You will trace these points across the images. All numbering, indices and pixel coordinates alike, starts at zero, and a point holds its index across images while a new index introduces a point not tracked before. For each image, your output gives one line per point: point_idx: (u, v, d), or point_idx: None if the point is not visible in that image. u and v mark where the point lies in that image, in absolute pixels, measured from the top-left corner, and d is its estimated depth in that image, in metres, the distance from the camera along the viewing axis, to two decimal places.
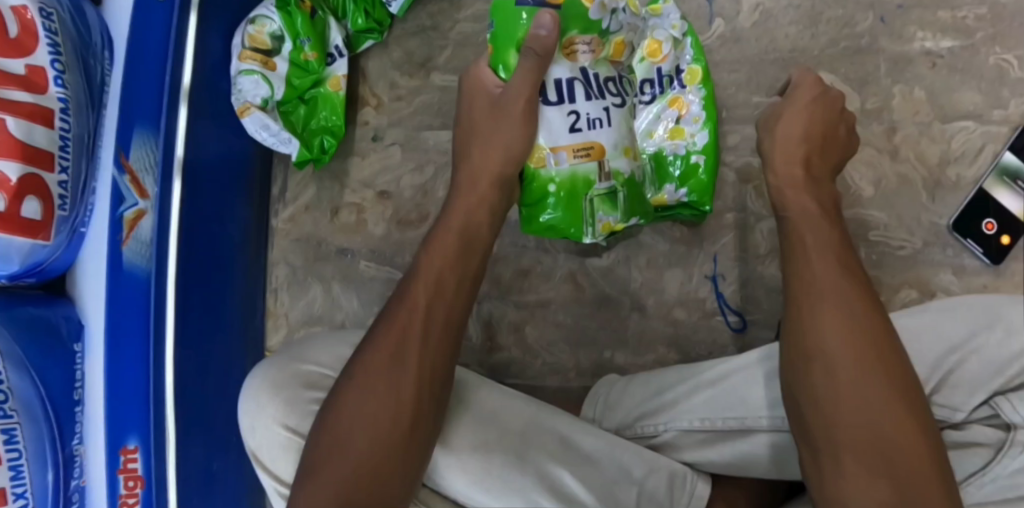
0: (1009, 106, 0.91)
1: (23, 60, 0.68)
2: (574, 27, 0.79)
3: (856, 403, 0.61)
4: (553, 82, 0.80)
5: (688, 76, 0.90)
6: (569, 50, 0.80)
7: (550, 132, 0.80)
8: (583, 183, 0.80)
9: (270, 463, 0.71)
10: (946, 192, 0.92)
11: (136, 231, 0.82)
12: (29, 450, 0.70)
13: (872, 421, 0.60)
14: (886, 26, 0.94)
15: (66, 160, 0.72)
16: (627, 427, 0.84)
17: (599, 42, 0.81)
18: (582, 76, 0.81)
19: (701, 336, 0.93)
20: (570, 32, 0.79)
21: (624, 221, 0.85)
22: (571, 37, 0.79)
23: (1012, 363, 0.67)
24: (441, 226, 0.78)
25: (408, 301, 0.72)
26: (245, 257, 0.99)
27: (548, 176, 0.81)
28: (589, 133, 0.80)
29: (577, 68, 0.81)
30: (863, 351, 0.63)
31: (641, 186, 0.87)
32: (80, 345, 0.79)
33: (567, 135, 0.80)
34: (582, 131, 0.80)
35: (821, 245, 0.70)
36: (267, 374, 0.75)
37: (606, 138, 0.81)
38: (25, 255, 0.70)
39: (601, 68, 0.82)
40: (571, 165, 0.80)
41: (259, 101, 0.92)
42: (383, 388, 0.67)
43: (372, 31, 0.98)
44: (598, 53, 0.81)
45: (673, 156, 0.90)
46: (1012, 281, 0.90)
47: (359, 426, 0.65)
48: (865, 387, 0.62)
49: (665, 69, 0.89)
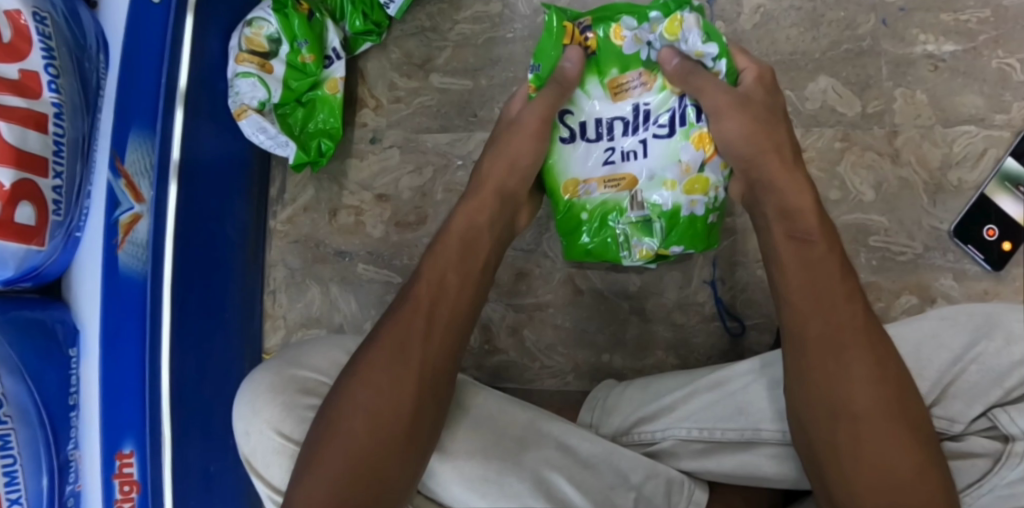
0: (1012, 110, 0.91)
1: (17, 65, 0.68)
2: (613, 68, 0.82)
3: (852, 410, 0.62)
4: (591, 123, 0.84)
5: None
6: (617, 89, 0.83)
7: (583, 166, 0.84)
8: (615, 211, 0.84)
9: (263, 469, 0.71)
10: (947, 197, 0.91)
11: (132, 234, 0.82)
12: (24, 455, 0.70)
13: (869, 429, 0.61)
14: (887, 28, 0.93)
15: (61, 165, 0.71)
16: (624, 434, 0.83)
17: (648, 74, 0.82)
18: (626, 115, 0.83)
19: (700, 340, 0.92)
20: (610, 73, 0.82)
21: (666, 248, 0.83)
22: (615, 78, 0.82)
23: (1012, 374, 0.66)
24: (445, 230, 0.77)
25: (411, 300, 0.72)
26: (243, 259, 0.99)
27: (582, 205, 0.85)
28: (623, 165, 0.83)
29: (621, 109, 0.83)
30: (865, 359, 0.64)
31: (697, 216, 0.82)
32: (75, 349, 0.79)
33: (601, 168, 0.84)
34: (615, 164, 0.84)
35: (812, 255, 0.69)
36: (263, 379, 0.75)
37: (641, 169, 0.83)
38: (20, 260, 0.70)
39: (654, 101, 0.82)
40: (602, 194, 0.84)
41: (256, 104, 0.92)
42: (384, 387, 0.66)
43: (370, 33, 0.98)
44: (649, 85, 0.82)
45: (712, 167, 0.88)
46: (1012, 286, 0.89)
47: (359, 425, 0.64)
48: (861, 394, 0.62)
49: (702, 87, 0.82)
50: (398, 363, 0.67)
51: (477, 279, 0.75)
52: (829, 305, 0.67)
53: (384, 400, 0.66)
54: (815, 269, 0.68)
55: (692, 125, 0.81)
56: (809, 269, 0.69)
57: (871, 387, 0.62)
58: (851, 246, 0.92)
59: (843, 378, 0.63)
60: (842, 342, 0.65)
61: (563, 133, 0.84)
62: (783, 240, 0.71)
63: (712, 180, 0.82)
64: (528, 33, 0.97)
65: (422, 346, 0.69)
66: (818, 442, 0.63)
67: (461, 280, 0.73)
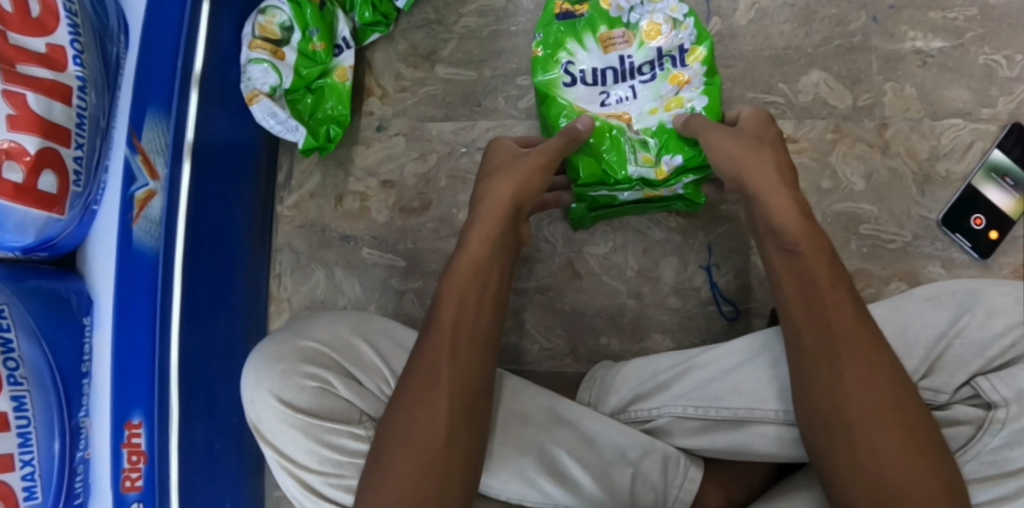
0: (998, 104, 0.94)
1: (43, 39, 0.71)
2: (602, 23, 0.89)
3: (868, 423, 0.64)
4: (588, 71, 0.88)
5: (690, 54, 0.87)
6: (605, 43, 0.89)
7: (582, 102, 0.88)
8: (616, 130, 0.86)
9: (271, 436, 0.75)
10: (935, 187, 0.94)
11: (146, 210, 0.84)
12: (37, 418, 0.72)
13: (868, 441, 0.63)
14: (878, 25, 0.97)
15: (82, 138, 0.74)
16: (621, 412, 0.85)
17: (630, 33, 0.89)
18: (616, 65, 0.89)
19: (695, 323, 0.95)
20: (600, 28, 0.89)
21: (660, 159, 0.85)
22: (603, 33, 0.89)
23: (995, 343, 0.69)
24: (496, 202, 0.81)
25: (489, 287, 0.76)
26: (251, 242, 1.02)
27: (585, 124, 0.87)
28: (617, 105, 0.88)
29: (610, 59, 0.89)
30: (870, 360, 0.65)
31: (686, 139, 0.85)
32: (89, 318, 0.81)
33: (600, 105, 0.88)
34: (611, 105, 0.88)
35: (810, 263, 0.71)
36: (268, 348, 0.77)
37: (633, 107, 0.88)
38: (40, 228, 0.73)
39: (637, 54, 0.88)
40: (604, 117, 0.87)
41: (267, 89, 0.95)
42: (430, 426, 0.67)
43: (378, 24, 1.02)
44: (631, 41, 0.88)
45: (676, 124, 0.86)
46: (999, 274, 0.92)
47: (406, 464, 0.66)
48: (878, 400, 0.64)
49: (664, 48, 0.87)
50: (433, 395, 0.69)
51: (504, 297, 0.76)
52: (828, 314, 0.68)
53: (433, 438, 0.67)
54: (817, 276, 0.70)
55: (670, 70, 0.87)
56: (807, 280, 0.70)
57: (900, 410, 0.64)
58: (842, 234, 0.95)
59: (840, 386, 0.65)
60: (841, 345, 0.66)
61: (564, 80, 0.88)
62: (780, 258, 0.73)
63: (686, 98, 0.86)
64: (531, 26, 1.01)
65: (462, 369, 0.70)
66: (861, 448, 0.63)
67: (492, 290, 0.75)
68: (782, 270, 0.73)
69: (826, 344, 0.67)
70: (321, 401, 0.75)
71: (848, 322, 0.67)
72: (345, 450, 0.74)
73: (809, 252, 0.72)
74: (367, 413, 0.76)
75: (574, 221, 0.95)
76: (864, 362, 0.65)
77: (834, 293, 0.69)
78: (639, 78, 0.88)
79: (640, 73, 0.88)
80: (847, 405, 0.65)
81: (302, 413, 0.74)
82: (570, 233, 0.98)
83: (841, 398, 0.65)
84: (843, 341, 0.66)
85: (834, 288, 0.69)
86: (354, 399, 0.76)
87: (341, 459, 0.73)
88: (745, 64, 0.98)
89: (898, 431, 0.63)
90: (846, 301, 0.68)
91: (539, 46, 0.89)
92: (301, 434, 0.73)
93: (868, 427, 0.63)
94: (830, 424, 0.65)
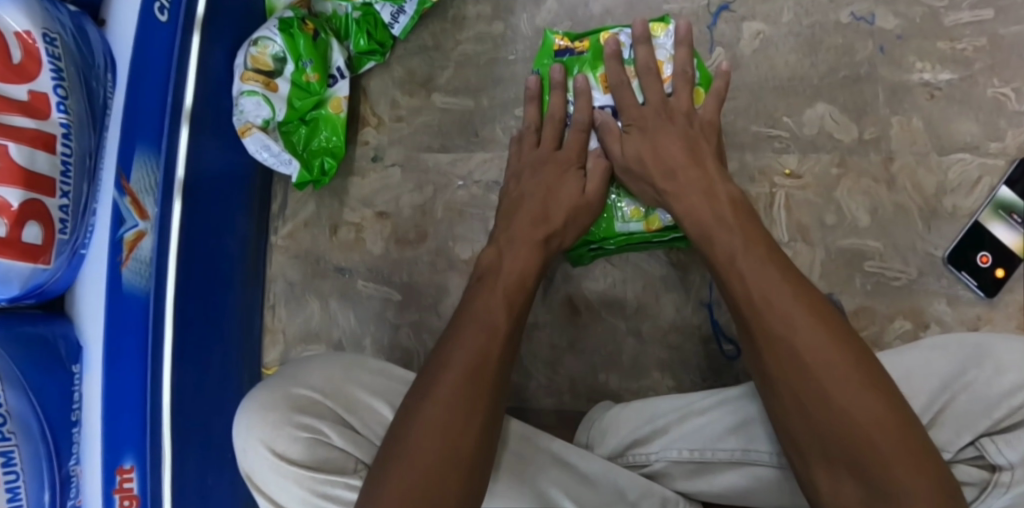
0: (1007, 137, 0.92)
1: (26, 86, 0.69)
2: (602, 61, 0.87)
3: (861, 444, 0.60)
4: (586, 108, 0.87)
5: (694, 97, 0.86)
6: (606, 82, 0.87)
7: None
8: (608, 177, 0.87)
9: (264, 485, 0.73)
10: (942, 223, 0.92)
11: (136, 251, 0.83)
12: (27, 471, 0.70)
13: (842, 413, 0.61)
14: (885, 55, 0.94)
15: (67, 185, 0.72)
16: (619, 456, 0.84)
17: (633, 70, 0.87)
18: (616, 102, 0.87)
19: (695, 361, 0.93)
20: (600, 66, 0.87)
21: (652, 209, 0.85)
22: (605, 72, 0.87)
23: (1002, 404, 0.67)
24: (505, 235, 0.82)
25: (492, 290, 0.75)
26: (244, 273, 1.00)
27: None
28: None
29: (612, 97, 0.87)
30: (824, 338, 0.63)
31: None
32: (79, 366, 0.79)
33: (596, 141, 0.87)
34: None
35: (750, 252, 0.70)
36: (259, 396, 0.75)
37: None
38: (26, 279, 0.70)
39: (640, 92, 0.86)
40: None
41: (260, 122, 0.93)
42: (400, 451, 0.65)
43: (374, 53, 1.00)
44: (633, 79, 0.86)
45: None
46: (1006, 313, 0.90)
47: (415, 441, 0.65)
48: (831, 383, 0.61)
49: None
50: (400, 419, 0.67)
51: (497, 304, 0.73)
52: (782, 302, 0.65)
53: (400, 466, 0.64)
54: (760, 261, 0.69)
55: None
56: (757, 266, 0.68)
57: (866, 392, 0.61)
58: (846, 271, 0.93)
59: (801, 365, 0.63)
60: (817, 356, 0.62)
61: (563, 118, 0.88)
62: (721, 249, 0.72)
63: None
64: (530, 54, 0.99)
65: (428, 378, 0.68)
66: (828, 429, 0.61)
67: (498, 286, 0.75)
68: (735, 283, 0.69)
69: (795, 358, 0.63)
70: (315, 452, 0.73)
71: (812, 330, 0.63)
72: (340, 501, 0.72)
73: (753, 250, 0.70)
74: (363, 461, 0.75)
75: (573, 258, 0.92)
76: (841, 375, 0.61)
77: (775, 279, 0.67)
78: None
79: None
80: (836, 424, 0.61)
81: (295, 464, 0.72)
82: (569, 268, 0.96)
83: (832, 420, 0.61)
84: (812, 357, 0.62)
85: (786, 287, 0.66)
86: (348, 447, 0.74)
87: None
88: (750, 94, 0.96)
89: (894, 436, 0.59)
90: (800, 302, 0.65)
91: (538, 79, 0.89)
92: (296, 485, 0.72)
93: (848, 431, 0.60)
94: (803, 432, 0.63)
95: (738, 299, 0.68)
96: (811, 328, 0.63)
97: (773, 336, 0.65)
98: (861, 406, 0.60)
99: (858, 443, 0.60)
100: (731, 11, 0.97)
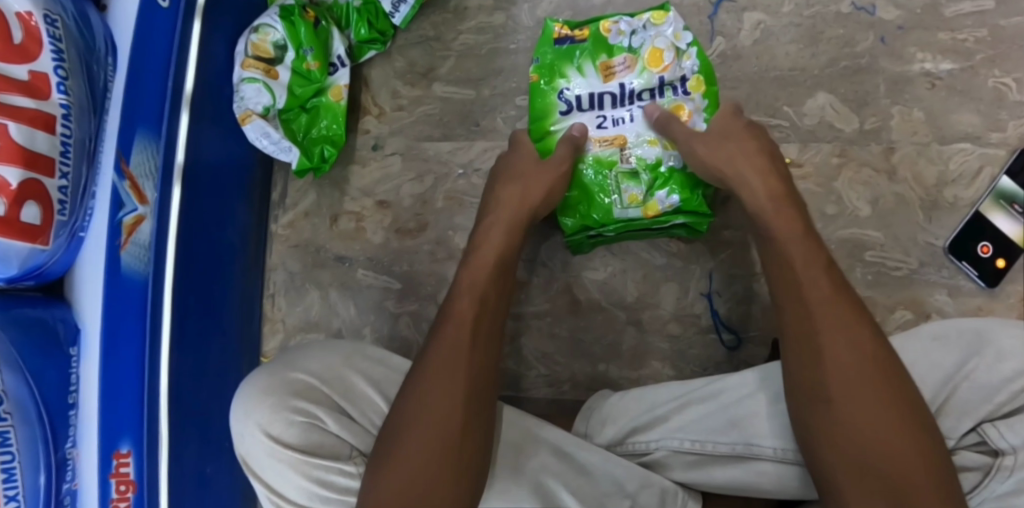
0: (1007, 128, 0.92)
1: (26, 66, 0.69)
2: (602, 51, 0.89)
3: (888, 467, 0.61)
4: (585, 96, 0.89)
5: (693, 84, 0.87)
6: (606, 71, 0.89)
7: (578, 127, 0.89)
8: (608, 165, 0.88)
9: (259, 470, 0.73)
10: (942, 213, 0.92)
11: (135, 235, 0.83)
12: (22, 452, 0.70)
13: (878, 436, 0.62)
14: (886, 46, 0.94)
15: (67, 166, 0.72)
16: (619, 444, 0.83)
17: (632, 59, 0.89)
18: (615, 91, 0.89)
19: (695, 352, 0.93)
20: (601, 55, 0.89)
21: (652, 197, 0.87)
22: (605, 61, 0.89)
23: (1004, 389, 0.67)
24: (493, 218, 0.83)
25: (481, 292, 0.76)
26: (243, 262, 1.00)
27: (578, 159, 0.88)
28: (614, 129, 0.88)
29: (611, 86, 0.89)
30: (877, 367, 0.65)
31: (675, 178, 0.87)
32: (76, 349, 0.79)
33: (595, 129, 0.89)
34: (608, 128, 0.88)
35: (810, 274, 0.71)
36: (258, 380, 0.75)
37: (629, 131, 0.88)
38: (24, 259, 0.70)
39: (638, 80, 0.88)
40: (597, 150, 0.88)
41: (260, 109, 0.93)
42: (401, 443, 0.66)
43: (374, 42, 0.99)
44: (632, 68, 0.88)
45: (670, 167, 0.87)
46: (1006, 303, 0.90)
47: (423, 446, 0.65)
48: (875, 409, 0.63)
49: (667, 77, 0.88)
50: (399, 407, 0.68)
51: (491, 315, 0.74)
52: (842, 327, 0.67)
53: (406, 464, 0.65)
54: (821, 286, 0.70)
55: (671, 99, 0.88)
56: (817, 288, 0.69)
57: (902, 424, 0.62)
58: (847, 261, 0.93)
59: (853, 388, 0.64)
60: (845, 371, 0.65)
61: (562, 107, 0.90)
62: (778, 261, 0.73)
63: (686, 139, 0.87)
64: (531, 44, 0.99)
65: (427, 378, 0.69)
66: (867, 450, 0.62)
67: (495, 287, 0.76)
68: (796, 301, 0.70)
69: (819, 372, 0.66)
70: (311, 437, 0.72)
71: (864, 358, 0.65)
72: (334, 486, 0.72)
73: (818, 273, 0.70)
74: (358, 448, 0.74)
75: (572, 246, 0.94)
76: (886, 404, 0.63)
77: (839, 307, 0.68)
78: (638, 104, 0.88)
79: (638, 99, 0.88)
80: (862, 445, 0.63)
81: (291, 449, 0.71)
82: (568, 258, 0.96)
83: (870, 442, 0.62)
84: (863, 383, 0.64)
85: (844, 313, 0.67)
86: (345, 434, 0.74)
87: (331, 496, 0.72)
88: (751, 85, 0.96)
89: (911, 451, 0.62)
90: (857, 329, 0.66)
91: (537, 69, 0.90)
92: (290, 471, 0.71)
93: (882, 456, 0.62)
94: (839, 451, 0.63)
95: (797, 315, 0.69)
96: (866, 357, 0.65)
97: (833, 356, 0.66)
98: (899, 436, 0.62)
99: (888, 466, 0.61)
100: (732, 2, 0.97)
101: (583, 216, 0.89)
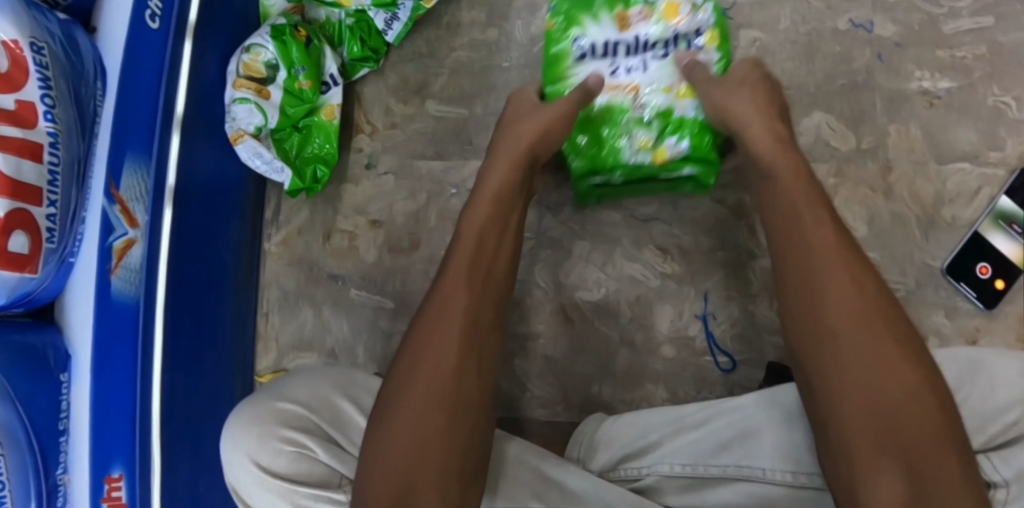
0: (1006, 147, 0.91)
1: (13, 95, 0.68)
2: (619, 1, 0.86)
3: (892, 421, 0.56)
4: (599, 44, 0.86)
5: (709, 37, 0.84)
6: (622, 21, 0.86)
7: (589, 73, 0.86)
8: (619, 114, 0.84)
9: (250, 498, 0.73)
10: (941, 233, 0.91)
11: (125, 259, 0.83)
12: (12, 480, 0.71)
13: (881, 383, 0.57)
14: (883, 63, 0.93)
15: (55, 193, 0.72)
16: (611, 470, 0.82)
17: (649, 10, 0.85)
18: (630, 40, 0.85)
19: (690, 373, 0.92)
20: (618, 5, 0.86)
21: (664, 143, 0.84)
22: (621, 11, 0.86)
23: (998, 421, 0.67)
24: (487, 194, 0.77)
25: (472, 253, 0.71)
26: (238, 279, 0.99)
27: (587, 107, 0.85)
28: (627, 76, 0.85)
29: (626, 36, 0.85)
30: (877, 309, 0.60)
31: (687, 124, 0.83)
32: (67, 374, 0.80)
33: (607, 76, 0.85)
34: (621, 75, 0.85)
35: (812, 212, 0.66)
36: (248, 409, 0.75)
37: (642, 79, 0.84)
38: (12, 288, 0.70)
39: (654, 29, 0.85)
40: (608, 97, 0.85)
41: (253, 129, 0.92)
42: (388, 414, 0.62)
43: (367, 60, 0.99)
44: (649, 18, 0.85)
45: (682, 114, 0.83)
46: (1005, 325, 0.89)
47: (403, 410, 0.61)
48: (877, 355, 0.58)
49: (683, 29, 0.84)
50: (390, 378, 0.65)
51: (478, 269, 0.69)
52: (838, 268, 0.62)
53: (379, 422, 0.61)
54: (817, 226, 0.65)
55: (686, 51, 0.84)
56: (812, 228, 0.65)
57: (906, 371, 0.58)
58: None
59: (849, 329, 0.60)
60: (854, 324, 0.60)
61: (574, 53, 0.86)
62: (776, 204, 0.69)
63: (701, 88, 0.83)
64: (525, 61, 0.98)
65: (412, 340, 0.65)
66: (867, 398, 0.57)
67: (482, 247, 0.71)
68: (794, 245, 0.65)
69: (819, 314, 0.61)
70: (301, 466, 0.72)
71: (863, 299, 0.60)
72: None
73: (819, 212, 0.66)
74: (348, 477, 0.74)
75: (579, 192, 0.90)
76: (886, 349, 0.58)
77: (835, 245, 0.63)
78: (654, 51, 0.84)
79: (655, 47, 0.85)
80: (865, 393, 0.58)
81: (280, 479, 0.71)
82: (561, 277, 0.96)
83: (873, 389, 0.57)
84: (862, 325, 0.59)
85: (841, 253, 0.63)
86: (334, 462, 0.73)
87: None
88: None
89: (911, 403, 0.56)
90: (854, 270, 0.62)
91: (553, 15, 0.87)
92: (279, 500, 0.71)
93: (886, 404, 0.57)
94: (839, 403, 0.58)
95: (792, 255, 0.65)
96: (864, 299, 0.60)
97: (826, 297, 0.61)
98: (904, 385, 0.57)
99: (891, 418, 0.56)
100: (727, 20, 0.96)
101: (591, 162, 0.85)
